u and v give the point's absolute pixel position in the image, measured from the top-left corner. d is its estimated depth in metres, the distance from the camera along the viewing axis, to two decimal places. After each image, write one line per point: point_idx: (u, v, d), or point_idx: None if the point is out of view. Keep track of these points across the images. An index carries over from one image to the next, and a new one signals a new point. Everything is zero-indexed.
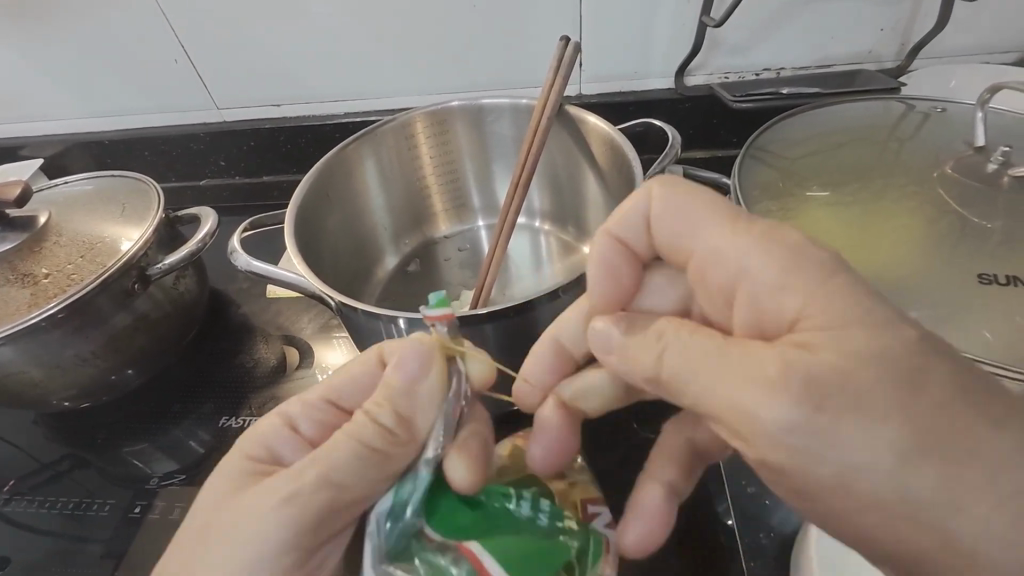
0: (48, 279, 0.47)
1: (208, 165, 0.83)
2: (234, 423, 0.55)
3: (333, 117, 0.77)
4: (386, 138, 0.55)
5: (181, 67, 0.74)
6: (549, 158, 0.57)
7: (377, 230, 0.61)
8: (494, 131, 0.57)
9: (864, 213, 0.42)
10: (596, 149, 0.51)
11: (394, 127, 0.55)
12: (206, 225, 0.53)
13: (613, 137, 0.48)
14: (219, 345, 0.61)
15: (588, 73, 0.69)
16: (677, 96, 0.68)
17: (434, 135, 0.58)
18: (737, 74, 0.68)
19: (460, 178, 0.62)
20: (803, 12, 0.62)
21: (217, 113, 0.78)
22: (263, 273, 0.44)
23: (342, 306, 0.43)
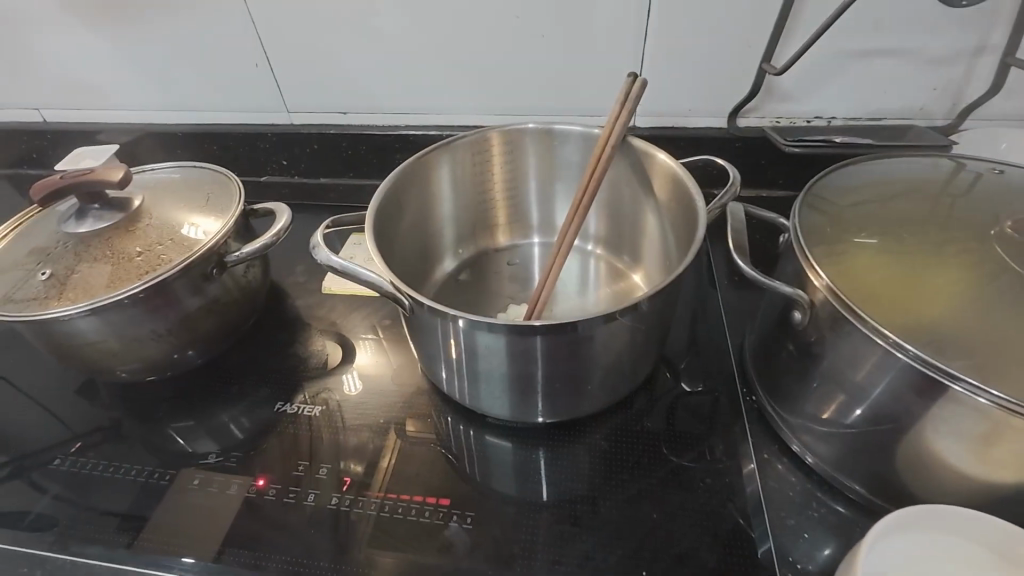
0: (140, 258, 0.50)
1: (271, 163, 0.87)
2: (289, 409, 0.58)
3: (396, 128, 0.81)
4: (458, 153, 0.59)
5: (261, 71, 0.78)
6: (608, 185, 0.60)
7: (437, 239, 0.64)
8: (559, 154, 0.61)
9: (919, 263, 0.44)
10: (657, 181, 0.54)
11: (465, 144, 0.58)
12: (281, 219, 0.56)
13: (678, 170, 0.50)
14: (274, 334, 0.65)
15: (645, 106, 0.72)
16: (729, 136, 0.71)
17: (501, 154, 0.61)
18: (789, 119, 0.70)
19: (521, 197, 0.65)
20: (858, 64, 0.64)
21: (287, 116, 0.83)
22: (341, 268, 0.47)
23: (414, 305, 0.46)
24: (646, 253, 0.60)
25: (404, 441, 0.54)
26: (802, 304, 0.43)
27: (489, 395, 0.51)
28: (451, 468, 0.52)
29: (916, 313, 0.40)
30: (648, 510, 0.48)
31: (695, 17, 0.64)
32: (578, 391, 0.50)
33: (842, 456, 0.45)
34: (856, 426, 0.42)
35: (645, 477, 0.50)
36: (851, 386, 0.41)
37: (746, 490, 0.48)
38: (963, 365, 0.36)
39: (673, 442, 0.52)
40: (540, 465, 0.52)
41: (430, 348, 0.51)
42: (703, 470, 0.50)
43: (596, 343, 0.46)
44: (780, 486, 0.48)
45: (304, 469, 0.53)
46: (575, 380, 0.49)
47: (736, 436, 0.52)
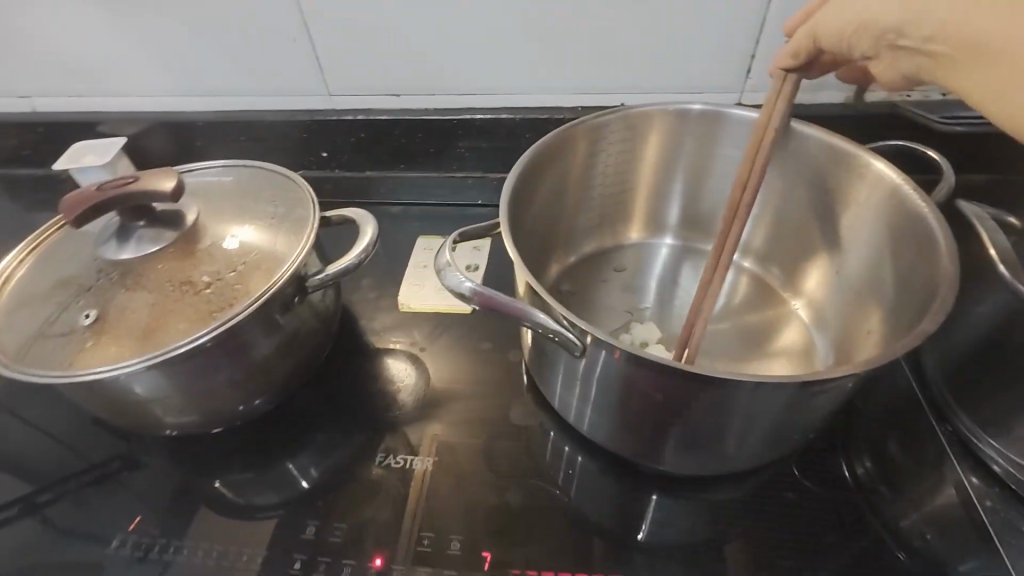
0: (211, 289, 0.41)
1: (308, 155, 0.75)
2: (393, 463, 0.49)
3: (456, 112, 0.69)
4: (606, 141, 0.50)
5: (299, 47, 0.66)
6: (784, 182, 0.51)
7: (545, 249, 0.54)
8: (720, 150, 0.52)
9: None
10: (858, 190, 0.46)
11: (615, 132, 0.50)
12: (367, 233, 0.46)
13: (897, 183, 0.42)
14: (354, 368, 0.56)
15: (756, 81, 0.62)
16: (854, 112, 0.61)
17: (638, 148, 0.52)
18: (921, 92, 0.61)
19: (653, 193, 0.56)
20: None
21: (327, 100, 0.70)
22: (479, 295, 0.36)
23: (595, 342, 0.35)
24: (809, 269, 0.53)
25: (536, 498, 0.46)
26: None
27: (640, 438, 0.42)
28: (591, 528, 0.45)
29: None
30: None
31: None
32: (765, 446, 0.41)
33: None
34: None
35: (801, 514, 0.43)
36: None
37: (905, 519, 0.43)
38: None
39: (827, 474, 0.45)
40: (690, 515, 0.45)
41: (580, 382, 0.41)
42: (861, 501, 0.44)
43: (813, 402, 0.36)
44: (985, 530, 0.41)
45: (430, 543, 0.44)
46: (761, 432, 0.39)
47: (892, 459, 0.46)
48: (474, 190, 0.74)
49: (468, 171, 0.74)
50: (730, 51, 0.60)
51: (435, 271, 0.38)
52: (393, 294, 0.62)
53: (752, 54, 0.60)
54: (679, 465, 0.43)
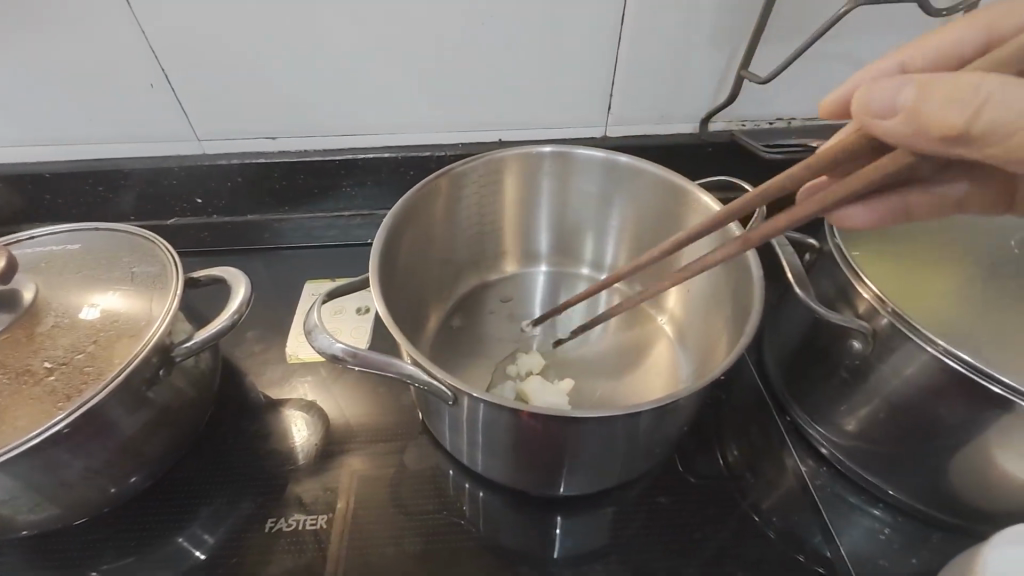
0: (54, 376, 0.38)
1: (180, 202, 0.71)
2: (285, 526, 0.48)
3: (338, 153, 0.69)
4: (469, 185, 0.53)
5: (158, 93, 0.62)
6: (636, 213, 0.57)
7: (429, 288, 0.56)
8: (577, 185, 0.56)
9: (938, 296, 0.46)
10: (691, 219, 0.52)
11: (477, 177, 0.53)
12: (238, 291, 0.45)
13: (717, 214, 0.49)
14: (242, 428, 0.53)
15: (617, 116, 0.69)
16: (700, 142, 0.70)
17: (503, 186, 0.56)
18: (753, 122, 0.71)
19: (528, 226, 0.60)
20: (818, 68, 0.66)
21: (196, 145, 0.67)
22: (353, 355, 0.39)
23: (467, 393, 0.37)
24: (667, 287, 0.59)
25: (436, 538, 0.47)
26: (864, 334, 0.42)
27: (526, 469, 0.45)
28: (491, 558, 0.47)
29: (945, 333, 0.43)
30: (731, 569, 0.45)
31: (669, 24, 0.61)
32: (633, 462, 0.45)
33: (869, 461, 0.47)
34: (912, 445, 0.43)
35: (674, 511, 0.48)
36: (905, 404, 0.41)
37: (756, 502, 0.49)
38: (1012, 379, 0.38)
39: (695, 472, 0.51)
40: (579, 530, 0.48)
41: (462, 426, 0.44)
42: (729, 491, 0.50)
43: (667, 420, 0.41)
44: (818, 505, 0.48)
45: None
46: (630, 450, 0.43)
47: (747, 448, 0.52)
48: (364, 228, 0.74)
49: (356, 209, 0.74)
50: (590, 91, 0.66)
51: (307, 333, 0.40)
52: (283, 345, 0.60)
53: (609, 94, 0.67)
54: (563, 487, 0.46)
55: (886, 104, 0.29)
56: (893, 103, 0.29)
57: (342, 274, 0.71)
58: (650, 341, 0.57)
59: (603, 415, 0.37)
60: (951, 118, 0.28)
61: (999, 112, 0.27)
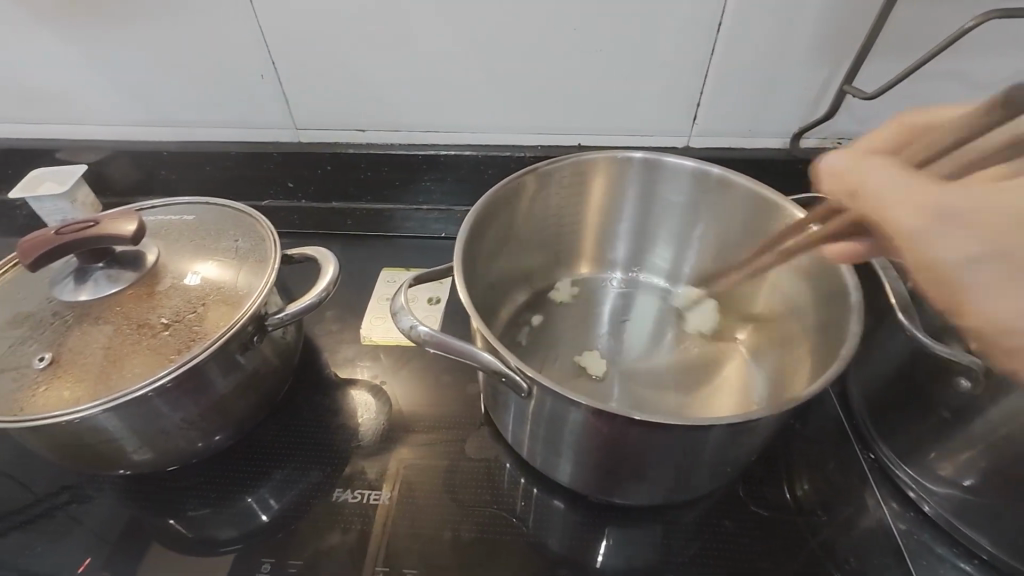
0: (167, 332, 0.41)
1: (274, 187, 0.76)
2: (350, 498, 0.50)
3: (422, 148, 0.72)
4: (553, 185, 0.54)
5: (267, 84, 0.67)
6: (721, 226, 0.55)
7: (504, 283, 0.57)
8: (662, 194, 0.56)
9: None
10: None
11: (561, 177, 0.54)
12: (328, 270, 0.47)
13: None
14: (317, 401, 0.56)
15: (702, 127, 0.67)
16: (790, 158, 0.68)
17: (586, 188, 0.56)
18: (849, 140, 0.67)
19: (604, 231, 0.60)
20: (931, 85, 0.61)
21: (294, 133, 0.72)
22: (431, 338, 0.40)
23: (541, 386, 0.38)
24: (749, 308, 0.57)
25: (491, 529, 0.48)
26: (974, 371, 0.39)
27: (590, 472, 0.44)
28: (544, 557, 0.46)
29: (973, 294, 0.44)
30: None
31: (768, 34, 0.59)
32: (700, 479, 0.44)
33: (966, 512, 0.43)
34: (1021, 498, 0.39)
35: (737, 538, 0.46)
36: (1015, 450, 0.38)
37: (831, 540, 0.46)
38: None
39: (762, 500, 0.48)
40: (634, 542, 0.47)
41: (530, 421, 0.44)
42: (800, 523, 0.47)
43: (742, 437, 0.39)
44: (900, 550, 0.45)
45: None
46: (700, 466, 0.42)
47: (820, 482, 0.49)
48: (439, 222, 0.77)
49: (433, 203, 0.76)
50: (678, 99, 0.65)
51: (393, 313, 0.42)
52: (357, 327, 0.63)
53: (697, 103, 0.65)
54: (623, 495, 0.46)
55: (834, 164, 0.33)
56: (834, 163, 0.33)
57: (415, 264, 0.74)
58: (726, 360, 0.55)
59: (680, 424, 0.36)
60: (848, 178, 0.32)
61: (876, 187, 0.30)
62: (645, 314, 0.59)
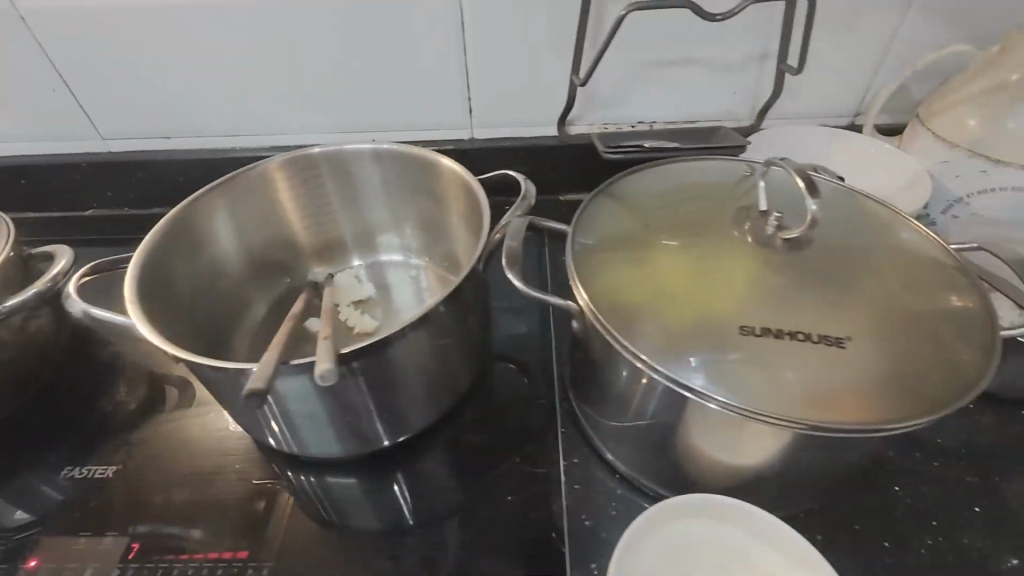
0: None
1: (93, 196, 0.79)
2: (77, 474, 0.52)
3: (227, 152, 0.76)
4: (248, 187, 0.56)
5: (60, 97, 0.71)
6: (422, 190, 0.59)
7: (241, 287, 0.59)
8: (356, 172, 0.60)
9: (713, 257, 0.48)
10: (455, 191, 0.55)
11: (253, 182, 0.56)
12: (59, 263, 0.51)
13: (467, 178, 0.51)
14: (79, 389, 0.59)
15: (479, 119, 0.72)
16: (560, 143, 0.73)
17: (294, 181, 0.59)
18: (615, 125, 0.73)
19: (328, 218, 0.63)
20: (665, 72, 0.68)
21: (101, 143, 0.75)
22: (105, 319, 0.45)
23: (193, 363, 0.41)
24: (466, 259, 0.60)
25: (206, 493, 0.51)
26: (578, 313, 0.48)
27: (289, 430, 0.49)
28: (254, 519, 0.50)
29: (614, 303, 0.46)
30: (468, 527, 0.49)
31: (507, 30, 0.64)
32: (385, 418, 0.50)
33: (619, 445, 0.49)
34: (643, 418, 0.45)
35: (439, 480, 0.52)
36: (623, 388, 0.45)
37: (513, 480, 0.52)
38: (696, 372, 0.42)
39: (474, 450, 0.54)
40: (347, 495, 0.52)
41: (215, 392, 0.47)
42: (490, 464, 0.53)
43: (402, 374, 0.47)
44: (565, 483, 0.50)
45: (86, 539, 0.49)
46: (369, 405, 0.48)
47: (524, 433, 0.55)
48: None
49: None
50: (449, 94, 0.70)
51: (63, 299, 0.46)
52: None
53: (468, 97, 0.70)
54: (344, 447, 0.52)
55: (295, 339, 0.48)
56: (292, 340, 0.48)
57: None
58: None
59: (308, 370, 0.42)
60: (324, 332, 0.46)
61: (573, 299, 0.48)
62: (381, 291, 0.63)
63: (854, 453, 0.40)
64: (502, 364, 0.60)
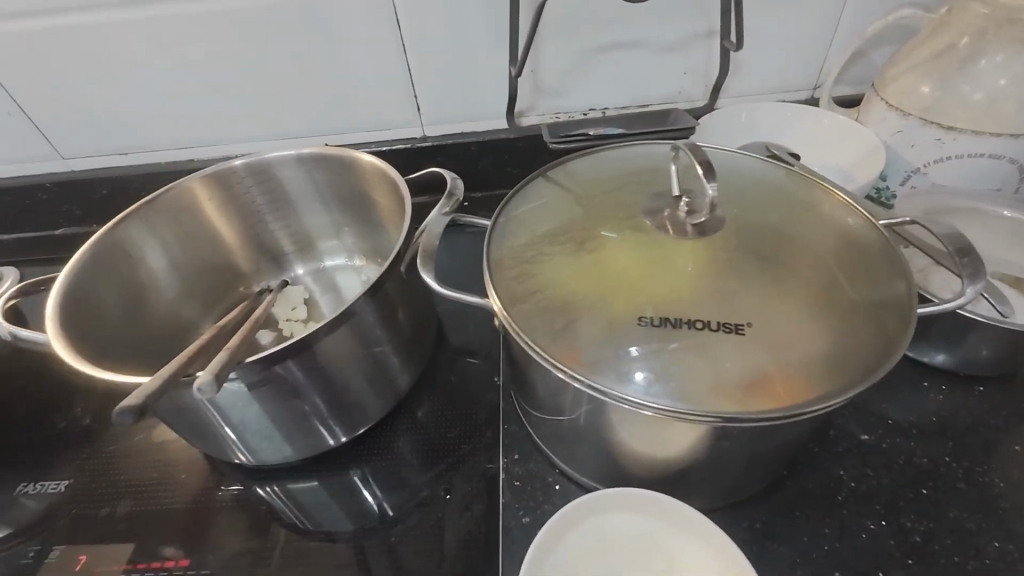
0: None
1: (62, 216, 0.81)
2: (32, 490, 0.54)
3: (182, 166, 0.77)
4: (177, 207, 0.57)
5: (16, 120, 0.72)
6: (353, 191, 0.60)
7: (184, 307, 0.59)
8: (287, 181, 0.60)
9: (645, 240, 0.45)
10: (384, 190, 0.55)
11: (180, 203, 0.57)
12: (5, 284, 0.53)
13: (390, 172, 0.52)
14: (37, 407, 0.60)
15: (429, 116, 0.72)
16: (511, 136, 0.72)
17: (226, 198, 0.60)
18: (567, 114, 0.72)
19: (267, 231, 0.63)
20: (610, 57, 0.66)
21: (62, 163, 0.77)
22: (30, 338, 0.45)
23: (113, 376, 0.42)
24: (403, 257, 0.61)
25: (150, 504, 0.52)
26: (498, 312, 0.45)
27: (223, 440, 0.49)
28: (196, 529, 0.50)
29: (534, 302, 0.43)
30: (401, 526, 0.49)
31: (442, 25, 0.63)
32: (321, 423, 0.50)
33: (552, 440, 0.47)
34: (563, 416, 0.43)
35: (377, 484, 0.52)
36: (546, 387, 0.43)
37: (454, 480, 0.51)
38: (609, 372, 0.39)
39: (421, 454, 0.53)
40: (284, 501, 0.52)
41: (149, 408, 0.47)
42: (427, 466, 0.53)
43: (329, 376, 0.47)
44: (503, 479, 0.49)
45: (34, 554, 0.50)
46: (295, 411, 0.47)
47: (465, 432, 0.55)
48: None
49: None
50: (395, 93, 0.70)
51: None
52: None
53: (413, 94, 0.70)
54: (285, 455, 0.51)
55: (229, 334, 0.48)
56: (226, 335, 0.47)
57: None
58: None
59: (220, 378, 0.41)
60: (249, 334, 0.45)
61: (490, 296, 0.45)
62: (326, 296, 0.63)
63: (779, 437, 0.39)
64: (449, 363, 0.60)
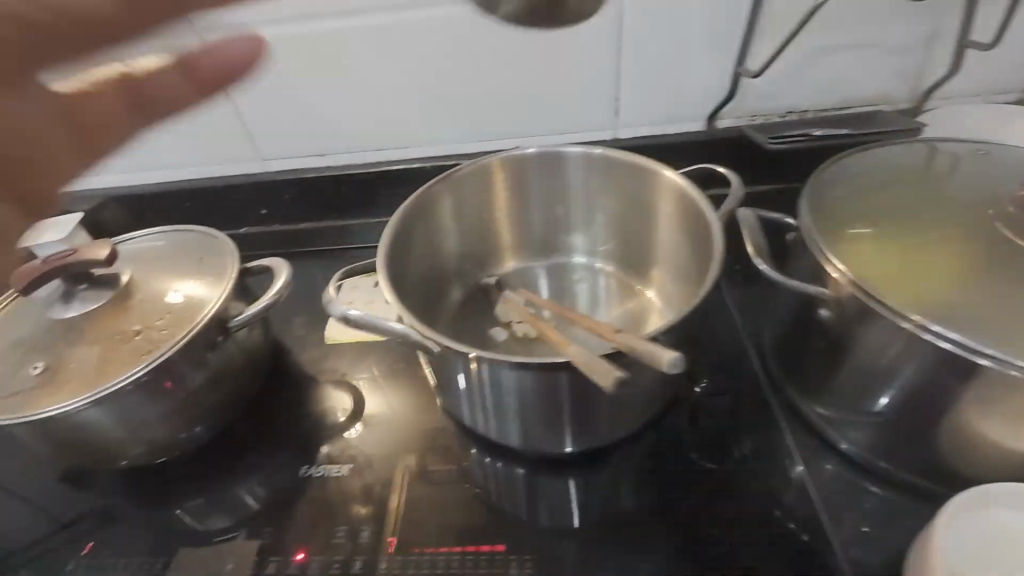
0: (138, 336, 0.50)
1: (251, 215, 0.83)
2: (315, 472, 0.55)
3: (378, 166, 0.79)
4: (468, 182, 0.61)
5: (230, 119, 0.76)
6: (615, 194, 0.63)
7: (445, 269, 0.64)
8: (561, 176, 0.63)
9: (898, 235, 0.52)
10: (668, 196, 0.58)
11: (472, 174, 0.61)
12: (281, 275, 0.54)
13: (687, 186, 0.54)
14: (285, 397, 0.62)
15: (625, 119, 0.73)
16: (712, 138, 0.72)
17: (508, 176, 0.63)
18: (763, 116, 0.72)
19: (523, 221, 0.66)
20: (826, 58, 0.67)
21: (262, 162, 0.80)
22: (359, 320, 0.48)
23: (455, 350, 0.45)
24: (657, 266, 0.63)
25: (437, 488, 0.53)
26: (829, 300, 0.46)
27: (518, 425, 0.50)
28: (491, 515, 0.51)
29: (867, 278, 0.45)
30: (707, 525, 0.48)
31: (663, 29, 0.65)
32: (612, 417, 0.50)
33: (856, 428, 0.48)
34: (897, 406, 0.45)
35: (653, 479, 0.52)
36: (884, 372, 0.44)
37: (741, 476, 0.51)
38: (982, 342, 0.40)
39: (684, 447, 0.54)
40: (565, 494, 0.52)
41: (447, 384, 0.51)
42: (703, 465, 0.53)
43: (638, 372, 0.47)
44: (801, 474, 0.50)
45: (344, 533, 0.51)
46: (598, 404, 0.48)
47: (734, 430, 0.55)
48: None
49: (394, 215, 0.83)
50: (598, 96, 0.71)
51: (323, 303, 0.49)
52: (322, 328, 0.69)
53: (616, 97, 0.71)
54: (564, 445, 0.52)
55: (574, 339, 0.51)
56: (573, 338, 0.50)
57: None
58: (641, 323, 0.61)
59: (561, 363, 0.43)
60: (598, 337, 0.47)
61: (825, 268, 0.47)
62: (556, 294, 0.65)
63: None
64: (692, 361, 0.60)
